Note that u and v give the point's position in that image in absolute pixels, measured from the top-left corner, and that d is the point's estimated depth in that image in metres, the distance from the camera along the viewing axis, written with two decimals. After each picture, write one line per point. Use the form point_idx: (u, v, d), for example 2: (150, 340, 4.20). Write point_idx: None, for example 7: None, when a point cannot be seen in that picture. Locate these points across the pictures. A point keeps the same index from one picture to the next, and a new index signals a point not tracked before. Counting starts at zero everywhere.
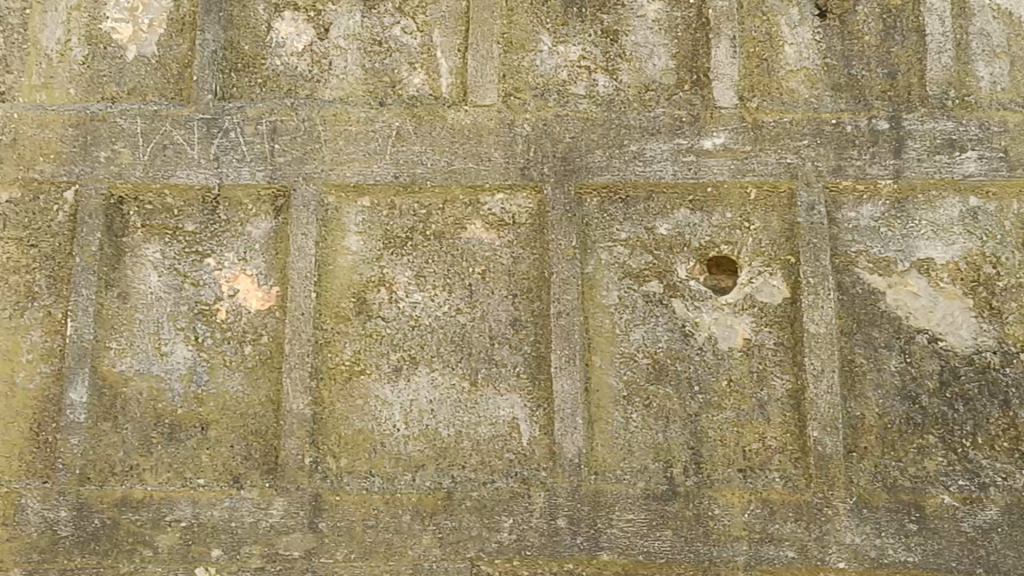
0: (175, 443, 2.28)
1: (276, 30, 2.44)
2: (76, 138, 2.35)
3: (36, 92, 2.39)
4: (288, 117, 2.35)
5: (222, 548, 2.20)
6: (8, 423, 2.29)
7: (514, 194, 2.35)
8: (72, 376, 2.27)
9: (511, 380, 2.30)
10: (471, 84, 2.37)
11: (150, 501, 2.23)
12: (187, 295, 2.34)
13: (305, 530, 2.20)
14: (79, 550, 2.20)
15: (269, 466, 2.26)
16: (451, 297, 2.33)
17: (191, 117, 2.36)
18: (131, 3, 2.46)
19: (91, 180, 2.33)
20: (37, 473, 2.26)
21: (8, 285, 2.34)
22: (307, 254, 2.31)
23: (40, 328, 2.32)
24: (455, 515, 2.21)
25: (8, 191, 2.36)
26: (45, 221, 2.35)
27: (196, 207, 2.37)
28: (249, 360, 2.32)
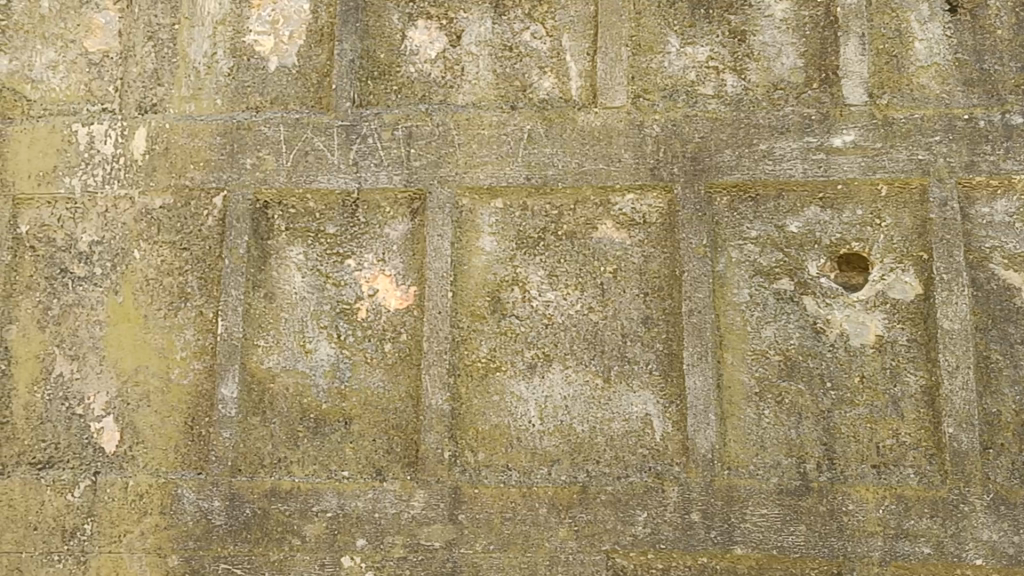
0: (320, 437, 2.38)
1: (410, 38, 2.52)
2: (224, 146, 2.48)
3: (185, 103, 2.52)
4: (423, 122, 2.43)
5: (367, 538, 2.29)
6: (164, 417, 2.43)
7: (644, 194, 2.39)
8: (223, 372, 2.39)
9: (643, 377, 2.35)
10: (601, 86, 2.42)
11: (298, 492, 2.33)
12: (329, 295, 2.44)
13: (446, 522, 2.28)
14: (232, 538, 2.32)
15: (410, 459, 2.35)
16: (583, 296, 2.39)
17: (331, 124, 2.46)
18: (272, 16, 2.57)
19: (238, 186, 2.46)
20: (191, 465, 2.39)
21: (163, 286, 2.48)
22: (443, 254, 2.40)
23: (194, 327, 2.46)
24: (590, 508, 2.27)
25: (162, 198, 2.50)
26: (196, 226, 2.49)
27: (337, 210, 2.47)
28: (389, 357, 2.41)
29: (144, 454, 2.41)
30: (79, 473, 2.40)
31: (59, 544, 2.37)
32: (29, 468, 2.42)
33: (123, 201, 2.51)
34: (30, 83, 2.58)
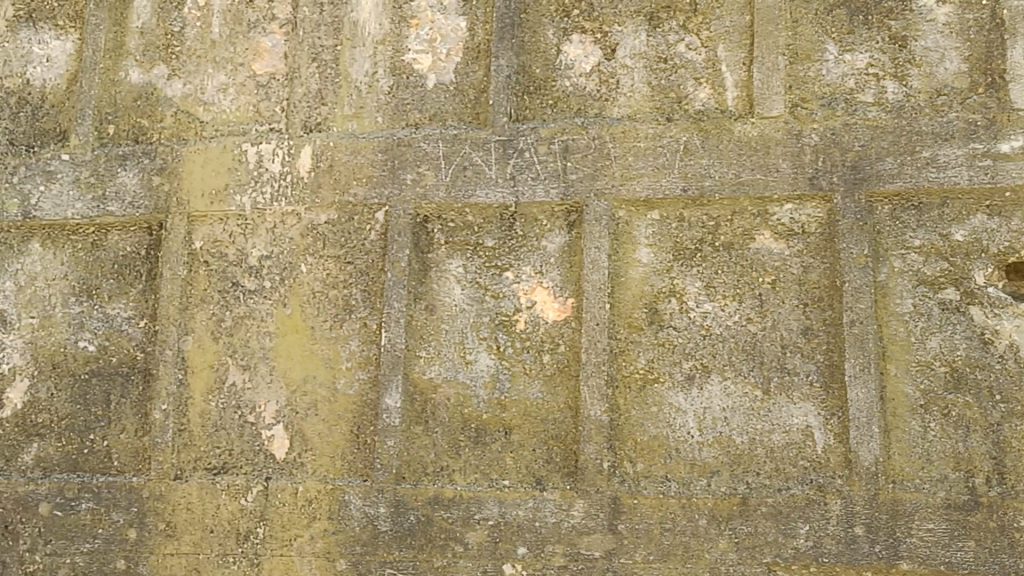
0: (481, 446, 2.44)
1: (565, 52, 2.56)
2: (385, 162, 2.55)
3: (348, 121, 2.61)
4: (579, 135, 2.46)
5: (527, 546, 2.33)
6: (331, 425, 2.52)
7: (803, 203, 2.37)
8: (387, 382, 2.48)
9: (804, 389, 2.33)
10: (757, 96, 2.41)
11: (460, 500, 2.39)
12: (488, 306, 2.49)
13: (605, 531, 2.31)
14: (397, 544, 2.40)
15: (569, 469, 2.39)
16: (741, 306, 2.38)
17: (489, 139, 2.51)
18: (430, 35, 2.64)
19: (399, 201, 2.53)
20: (357, 471, 2.48)
21: (329, 298, 2.57)
22: (600, 266, 2.43)
23: (358, 338, 2.54)
24: (751, 520, 2.26)
25: (326, 213, 2.59)
26: (359, 239, 2.57)
27: (495, 222, 2.52)
28: (548, 368, 2.45)
29: (312, 461, 2.51)
30: (252, 478, 2.53)
31: (234, 546, 2.49)
32: (205, 473, 2.56)
33: (289, 216, 2.61)
34: (202, 105, 2.74)
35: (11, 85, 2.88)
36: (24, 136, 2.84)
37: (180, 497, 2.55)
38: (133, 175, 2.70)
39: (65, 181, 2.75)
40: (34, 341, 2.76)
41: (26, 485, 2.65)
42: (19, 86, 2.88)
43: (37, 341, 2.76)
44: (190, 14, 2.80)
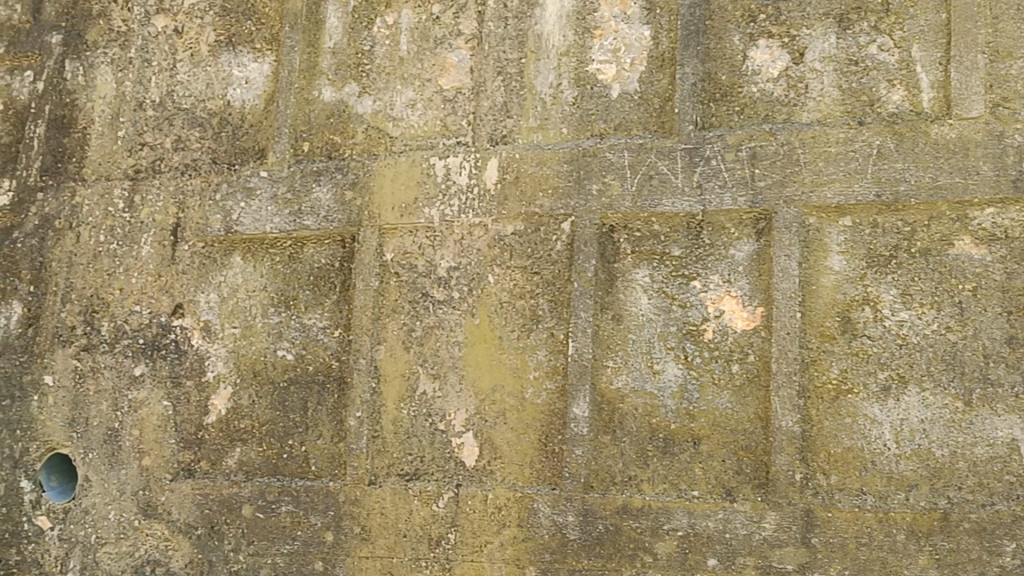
0: (670, 456, 2.45)
1: (751, 58, 2.55)
2: (572, 173, 2.59)
3: (533, 133, 2.65)
4: (767, 142, 2.45)
5: (718, 557, 2.34)
6: (520, 433, 2.56)
7: (1005, 207, 2.30)
8: (574, 393, 2.51)
9: (1008, 401, 2.25)
10: (955, 97, 2.35)
11: (649, 509, 2.41)
12: (675, 316, 2.50)
13: (799, 544, 2.29)
14: (586, 552, 2.43)
15: (760, 481, 2.37)
16: (939, 314, 2.32)
17: (674, 147, 2.52)
18: (614, 45, 2.66)
19: (585, 211, 2.57)
20: (545, 480, 2.52)
21: (517, 308, 2.62)
22: (790, 275, 2.40)
23: (546, 348, 2.58)
24: (953, 536, 2.21)
25: (512, 225, 2.64)
26: (545, 250, 2.61)
27: (681, 232, 2.52)
28: (737, 378, 2.43)
29: (501, 469, 2.56)
30: (443, 485, 2.60)
31: (426, 551, 2.58)
32: (398, 478, 2.64)
33: (477, 228, 2.66)
34: (392, 120, 2.82)
35: (214, 107, 3.09)
36: (225, 155, 3.03)
37: (375, 501, 2.65)
38: (327, 190, 2.84)
39: (265, 197, 2.93)
40: (236, 350, 2.93)
41: (231, 487, 2.84)
42: (220, 107, 3.08)
43: (239, 350, 2.93)
44: (379, 33, 2.89)
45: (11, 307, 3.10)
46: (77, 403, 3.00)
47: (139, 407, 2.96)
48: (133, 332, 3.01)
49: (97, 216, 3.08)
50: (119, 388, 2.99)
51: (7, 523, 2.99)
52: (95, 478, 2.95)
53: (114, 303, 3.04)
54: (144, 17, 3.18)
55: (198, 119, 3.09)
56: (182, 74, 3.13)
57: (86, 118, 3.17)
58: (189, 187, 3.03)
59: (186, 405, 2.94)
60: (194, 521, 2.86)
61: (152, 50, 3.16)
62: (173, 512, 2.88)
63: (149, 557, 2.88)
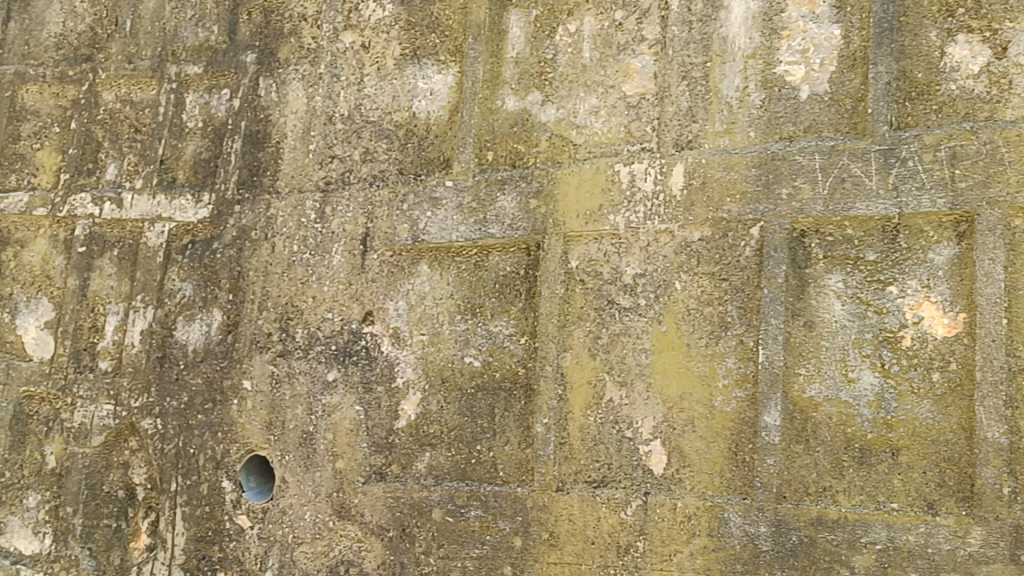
0: (866, 468, 2.41)
1: (950, 54, 2.49)
2: (760, 177, 2.58)
3: (719, 137, 2.65)
4: (968, 142, 2.40)
5: (919, 573, 2.30)
6: (710, 441, 2.56)
7: None
8: (766, 401, 2.50)
9: None
10: None
11: (845, 522, 2.38)
12: (871, 322, 2.46)
13: (1007, 561, 2.24)
14: (779, 564, 2.42)
15: (964, 493, 2.32)
16: None
17: (868, 149, 2.48)
18: (803, 45, 2.62)
19: (775, 216, 2.55)
20: (737, 489, 2.51)
21: (705, 315, 2.61)
22: (995, 280, 2.34)
23: (735, 355, 2.56)
24: None
25: (700, 230, 2.64)
26: (734, 256, 2.60)
27: (876, 236, 2.48)
28: (939, 387, 2.38)
29: (691, 477, 2.56)
30: (631, 492, 2.62)
31: (615, 558, 2.60)
32: (586, 485, 2.67)
33: (663, 234, 2.68)
34: (575, 128, 2.85)
35: (400, 118, 3.16)
36: (411, 165, 3.10)
37: (563, 508, 2.68)
38: (511, 199, 2.88)
39: (450, 207, 2.99)
40: (424, 357, 2.99)
41: (421, 491, 2.90)
42: (406, 119, 3.15)
43: (427, 357, 2.99)
44: (561, 41, 2.93)
45: (213, 314, 3.27)
46: (275, 407, 3.13)
47: (333, 411, 3.06)
48: (326, 338, 3.11)
49: (291, 227, 3.20)
50: (314, 393, 3.09)
51: (211, 521, 3.16)
52: (291, 479, 3.07)
53: (307, 311, 3.15)
54: (333, 34, 3.29)
55: (385, 131, 3.16)
56: (369, 88, 3.21)
57: (279, 133, 3.28)
58: (376, 198, 3.11)
59: (377, 410, 3.02)
60: (386, 523, 2.93)
61: (341, 65, 3.26)
62: (366, 515, 2.96)
63: (343, 557, 2.98)
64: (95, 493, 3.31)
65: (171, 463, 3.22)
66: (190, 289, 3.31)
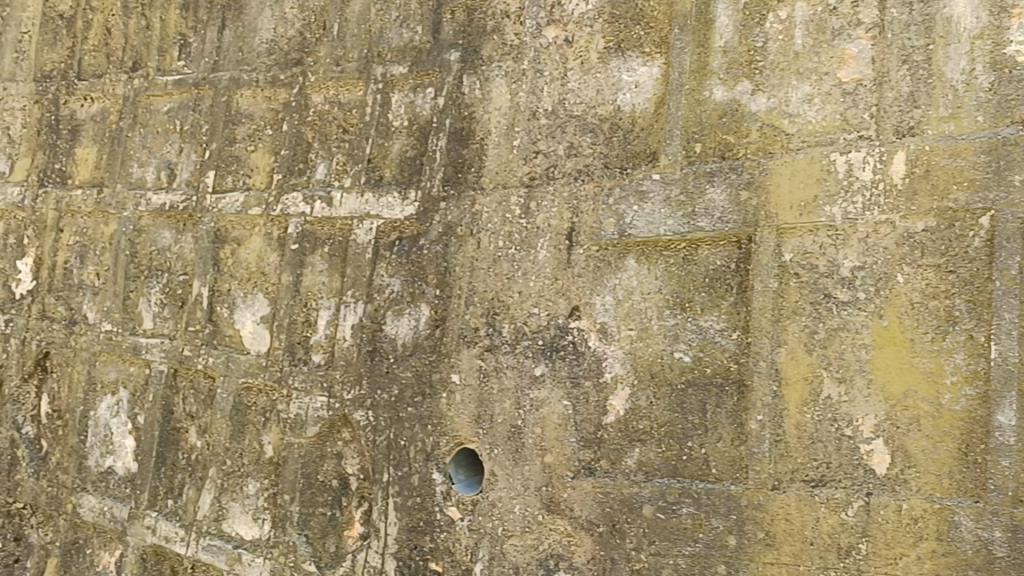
0: None
1: None
2: (989, 164, 2.49)
3: (944, 123, 2.57)
4: None
5: None
6: (937, 441, 2.52)
7: None
8: (999, 399, 2.44)
9: None
10: None
11: None
12: None
13: None
14: (1016, 571, 2.38)
15: None
16: None
17: None
18: None
19: (1007, 205, 2.46)
20: (967, 492, 2.48)
21: (930, 310, 2.55)
22: None
23: (964, 351, 2.51)
24: None
25: (924, 221, 2.58)
26: (962, 247, 2.53)
27: None
28: None
29: (917, 478, 2.54)
30: (852, 493, 2.61)
31: (836, 560, 2.61)
32: (803, 485, 2.66)
33: (883, 225, 2.62)
34: (788, 117, 2.79)
35: (604, 112, 3.14)
36: (617, 159, 3.09)
37: (779, 507, 2.69)
38: (721, 191, 2.86)
39: (657, 200, 2.98)
40: (633, 352, 2.99)
41: (631, 487, 2.93)
42: (611, 112, 3.13)
43: (637, 352, 2.99)
44: (772, 28, 2.85)
45: (421, 309, 3.34)
46: (483, 401, 3.20)
47: (541, 406, 3.10)
48: (532, 333, 3.14)
49: (496, 223, 3.23)
50: (522, 387, 3.14)
51: (422, 512, 3.28)
52: (501, 473, 3.15)
53: (514, 306, 3.18)
54: (536, 29, 3.26)
55: (590, 125, 3.15)
56: (573, 82, 3.19)
57: (484, 130, 3.31)
58: (582, 193, 3.12)
59: (585, 405, 3.05)
60: (595, 518, 2.99)
61: (545, 61, 3.24)
62: (575, 509, 3.02)
63: (553, 551, 3.05)
64: (311, 481, 3.53)
65: (383, 454, 3.36)
66: (398, 285, 3.39)
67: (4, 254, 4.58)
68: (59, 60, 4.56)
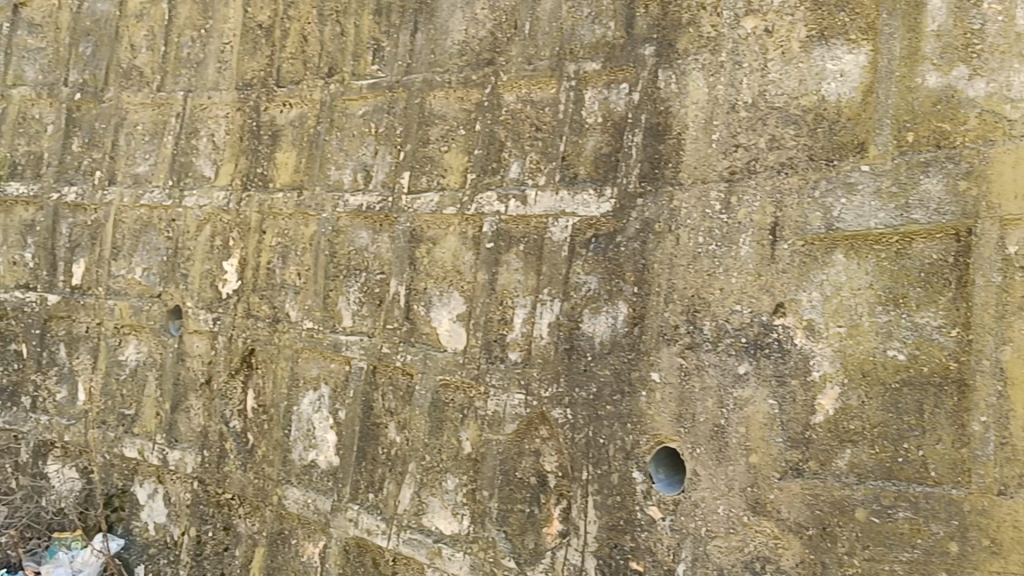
0: None
1: None
2: None
3: None
4: None
5: None
6: None
7: None
8: None
9: None
10: None
11: None
12: None
13: None
14: None
15: None
16: None
17: None
18: None
19: None
20: None
21: None
22: None
23: None
24: None
25: None
26: None
27: None
28: None
29: None
30: None
31: None
32: None
33: None
34: (1010, 102, 2.67)
35: (808, 103, 3.04)
36: (822, 151, 2.99)
37: (1006, 514, 2.59)
38: (937, 181, 2.76)
39: (867, 192, 2.88)
40: (843, 350, 2.91)
41: (843, 489, 2.86)
42: (815, 103, 3.03)
43: (846, 350, 2.90)
44: (989, 9, 2.73)
45: (619, 307, 3.32)
46: (684, 400, 3.16)
47: (746, 405, 3.05)
48: (735, 330, 3.09)
49: (695, 219, 3.19)
50: (725, 386, 3.10)
51: (622, 511, 3.27)
52: (704, 472, 3.11)
53: (715, 303, 3.14)
54: (734, 20, 3.18)
55: (793, 117, 3.06)
56: (774, 73, 3.11)
57: (680, 124, 3.25)
58: (786, 186, 3.03)
59: (792, 404, 2.98)
60: (805, 521, 2.93)
61: (744, 52, 3.16)
62: (783, 512, 2.96)
63: (759, 553, 3.00)
64: (509, 478, 3.59)
65: (582, 452, 3.36)
66: (595, 283, 3.39)
67: (211, 255, 4.79)
68: (259, 68, 4.71)
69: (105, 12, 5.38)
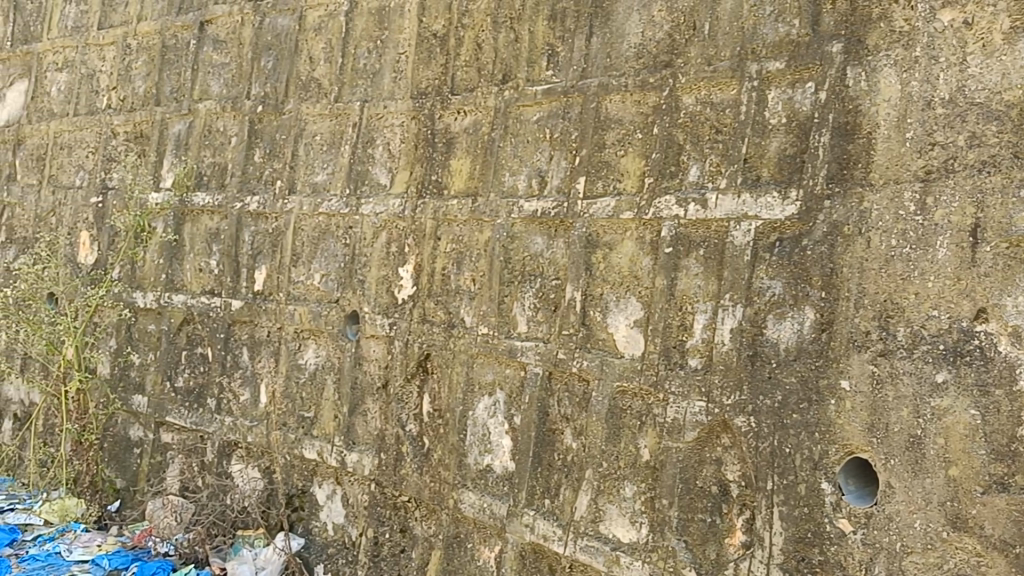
0: None
1: None
2: None
3: None
4: None
5: None
6: None
7: None
8: None
9: None
10: None
11: None
12: None
13: None
14: None
15: None
16: None
17: None
18: None
19: None
20: None
21: None
22: None
23: None
24: None
25: None
26: None
27: None
28: None
29: None
30: None
31: None
32: None
33: None
34: None
35: (1012, 98, 2.87)
36: None
37: None
38: None
39: None
40: None
41: None
42: (1020, 98, 2.85)
43: None
44: None
45: (805, 312, 3.23)
46: (878, 409, 3.03)
47: (945, 415, 2.92)
48: (933, 337, 2.96)
49: (888, 221, 3.06)
50: (921, 395, 2.97)
51: (810, 523, 3.16)
52: (898, 485, 2.99)
53: (910, 308, 3.01)
54: (929, 13, 3.04)
55: (995, 112, 2.90)
56: (974, 68, 2.95)
57: (871, 123, 3.12)
58: (988, 185, 2.88)
59: (996, 415, 2.83)
60: (1010, 538, 2.78)
61: (940, 46, 3.02)
62: (986, 528, 2.83)
63: (960, 570, 2.87)
64: (690, 487, 3.53)
65: (767, 462, 3.27)
66: (779, 287, 3.29)
67: (388, 261, 4.86)
68: (434, 76, 4.75)
69: (286, 27, 5.54)
